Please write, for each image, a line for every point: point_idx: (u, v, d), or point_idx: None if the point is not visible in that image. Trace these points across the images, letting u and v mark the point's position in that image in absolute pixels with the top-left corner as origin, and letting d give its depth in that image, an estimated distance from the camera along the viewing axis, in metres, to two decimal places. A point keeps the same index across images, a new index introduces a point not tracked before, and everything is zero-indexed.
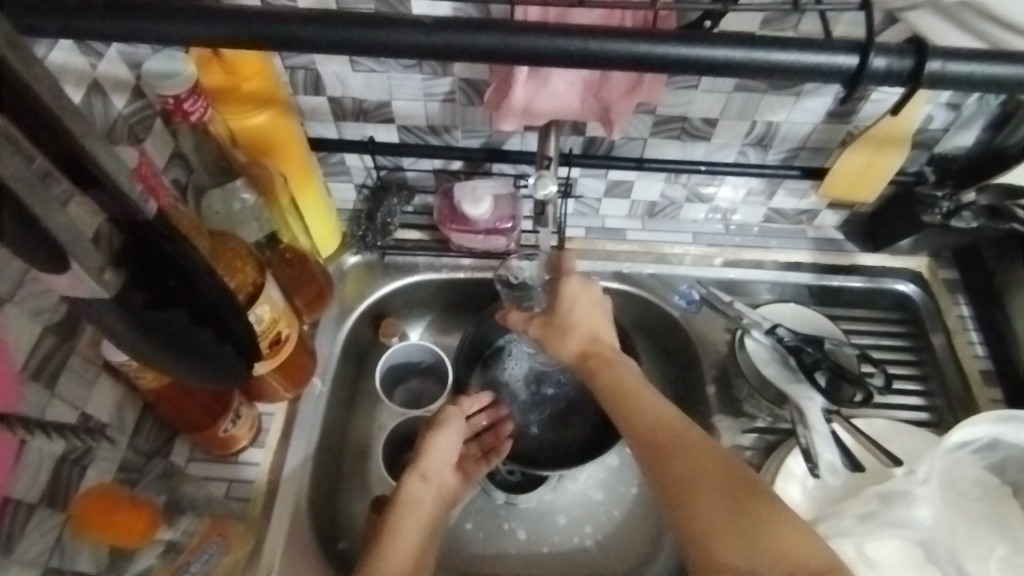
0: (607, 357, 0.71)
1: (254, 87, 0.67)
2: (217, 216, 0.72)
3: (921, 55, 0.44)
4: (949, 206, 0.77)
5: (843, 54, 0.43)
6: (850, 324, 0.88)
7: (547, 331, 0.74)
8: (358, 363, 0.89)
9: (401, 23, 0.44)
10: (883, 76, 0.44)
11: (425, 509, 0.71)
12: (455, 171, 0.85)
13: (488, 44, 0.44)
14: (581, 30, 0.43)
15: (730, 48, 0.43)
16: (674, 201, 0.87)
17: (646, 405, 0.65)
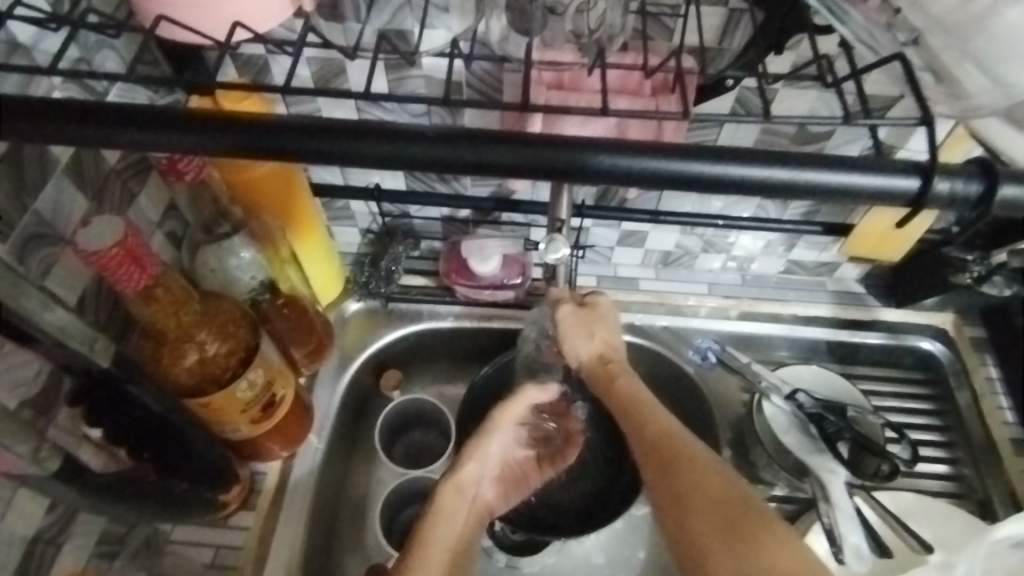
0: (617, 372, 0.67)
1: (267, 171, 0.69)
2: (212, 272, 0.70)
3: (992, 178, 0.42)
4: (980, 270, 0.73)
5: (903, 175, 0.41)
6: (870, 383, 0.84)
7: (575, 327, 0.69)
8: (358, 413, 0.86)
9: (397, 127, 0.42)
10: (947, 199, 0.42)
11: (459, 520, 0.65)
12: (464, 219, 0.82)
13: (501, 160, 0.41)
14: (605, 143, 0.41)
15: (747, 168, 0.41)
16: (689, 250, 0.84)
17: (647, 421, 0.62)
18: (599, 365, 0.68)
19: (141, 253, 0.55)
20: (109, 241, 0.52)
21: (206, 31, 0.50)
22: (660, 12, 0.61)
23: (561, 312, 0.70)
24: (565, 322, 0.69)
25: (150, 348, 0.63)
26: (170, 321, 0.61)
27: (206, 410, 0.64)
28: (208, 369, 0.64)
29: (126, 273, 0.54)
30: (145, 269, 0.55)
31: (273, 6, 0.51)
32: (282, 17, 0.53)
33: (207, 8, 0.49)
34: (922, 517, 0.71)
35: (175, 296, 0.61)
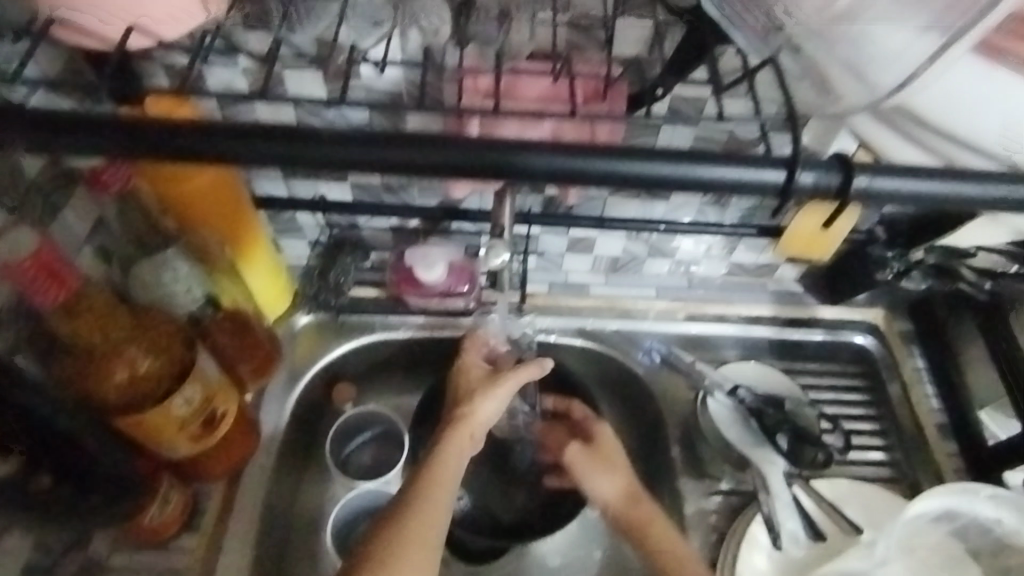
0: (650, 514, 0.71)
1: (201, 185, 0.69)
2: (146, 287, 0.68)
3: (847, 172, 0.47)
4: (900, 267, 0.78)
5: (768, 169, 0.47)
6: (810, 378, 0.87)
7: (588, 463, 0.76)
8: (310, 428, 0.85)
9: (317, 136, 0.46)
10: (812, 190, 0.47)
11: (464, 454, 0.68)
12: (414, 229, 0.83)
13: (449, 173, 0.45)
14: (546, 147, 0.46)
15: (653, 176, 0.45)
16: (637, 255, 0.85)
17: (661, 541, 0.69)
18: (628, 502, 0.73)
19: (59, 266, 0.54)
20: (24, 253, 0.52)
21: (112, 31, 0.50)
22: (592, 25, 0.64)
23: (570, 454, 0.77)
24: (579, 464, 0.76)
25: (73, 367, 0.61)
26: (95, 339, 0.61)
27: (140, 427, 0.63)
28: (140, 386, 0.63)
29: (43, 286, 0.54)
30: (63, 281, 0.54)
31: (185, 10, 0.50)
32: (195, 19, 0.52)
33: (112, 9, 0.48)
34: (854, 500, 0.75)
35: (99, 312, 0.61)
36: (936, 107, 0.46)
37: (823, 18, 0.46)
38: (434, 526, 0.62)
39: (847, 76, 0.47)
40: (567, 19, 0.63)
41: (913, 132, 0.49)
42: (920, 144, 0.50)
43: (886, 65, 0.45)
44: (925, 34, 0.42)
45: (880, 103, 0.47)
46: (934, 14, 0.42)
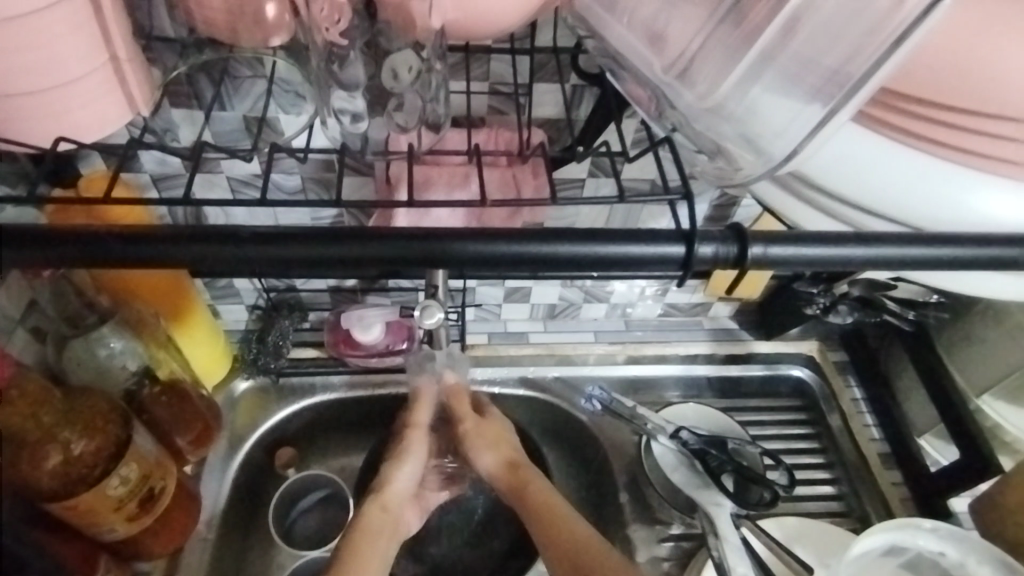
0: (527, 475, 0.67)
1: (154, 283, 0.73)
2: (79, 366, 0.68)
3: (742, 241, 0.46)
4: (826, 301, 0.81)
5: (668, 243, 0.45)
6: (751, 415, 0.88)
7: (477, 434, 0.70)
8: (253, 498, 0.83)
9: (218, 235, 0.44)
10: (712, 261, 0.46)
11: (385, 542, 0.65)
12: (352, 288, 0.84)
13: (347, 253, 0.45)
14: (454, 234, 0.45)
15: (553, 245, 0.45)
16: (573, 301, 0.87)
17: (558, 529, 0.62)
18: (510, 470, 0.68)
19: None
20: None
21: (32, 141, 0.46)
22: (510, 92, 0.66)
23: (462, 426, 0.71)
24: (466, 433, 0.71)
25: (4, 454, 0.59)
26: (26, 423, 0.59)
27: (74, 512, 0.61)
28: (73, 470, 0.61)
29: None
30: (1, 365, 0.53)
31: (110, 113, 0.48)
32: (120, 122, 0.49)
33: (33, 121, 0.45)
34: (805, 539, 0.75)
35: (32, 396, 0.59)
36: (830, 174, 0.44)
37: (710, 97, 0.42)
38: None
39: (741, 148, 0.44)
40: (486, 87, 0.66)
41: (821, 203, 0.47)
42: (816, 206, 0.48)
43: (775, 135, 0.42)
44: (809, 103, 0.40)
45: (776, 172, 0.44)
46: (813, 85, 0.40)
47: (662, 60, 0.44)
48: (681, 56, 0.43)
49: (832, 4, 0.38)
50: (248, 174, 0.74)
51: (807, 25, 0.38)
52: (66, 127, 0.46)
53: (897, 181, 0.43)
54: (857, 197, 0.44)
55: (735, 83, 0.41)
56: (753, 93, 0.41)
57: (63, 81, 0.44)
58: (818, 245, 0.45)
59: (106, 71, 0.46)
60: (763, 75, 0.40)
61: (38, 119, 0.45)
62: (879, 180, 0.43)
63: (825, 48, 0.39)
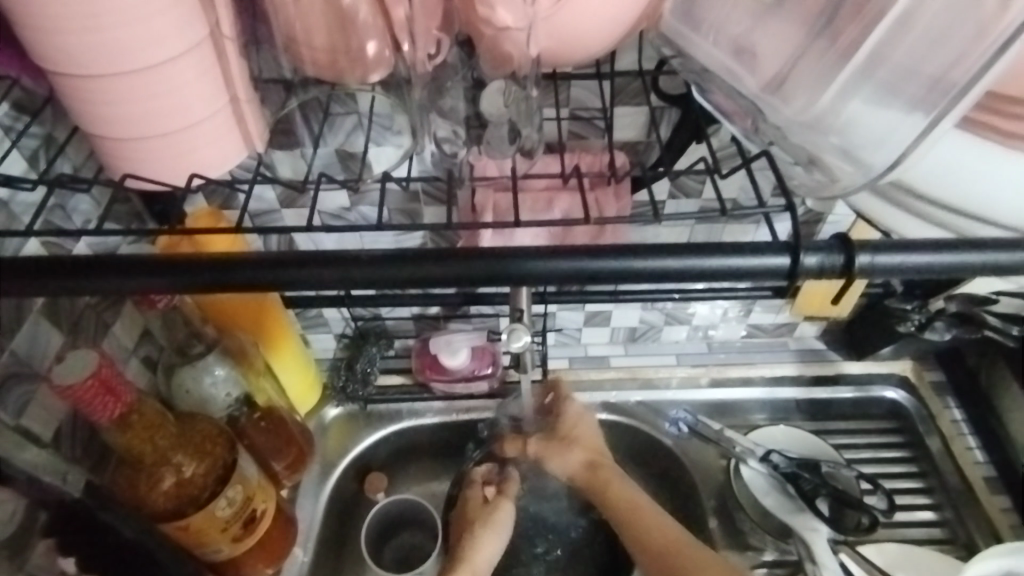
0: (608, 476, 0.72)
1: (248, 312, 0.76)
2: (188, 394, 0.72)
3: (850, 252, 0.45)
4: (921, 318, 0.79)
5: (773, 255, 0.45)
6: (845, 438, 0.86)
7: (546, 450, 0.75)
8: (344, 521, 0.86)
9: (337, 258, 0.46)
10: (816, 272, 0.45)
11: None
12: (434, 315, 0.87)
13: (468, 268, 0.45)
14: (551, 252, 0.45)
15: (661, 258, 0.45)
16: (654, 324, 0.88)
17: (649, 526, 0.68)
18: (589, 470, 0.73)
19: (114, 381, 0.55)
20: (82, 376, 0.52)
21: (166, 180, 0.49)
22: (592, 117, 0.68)
23: (532, 446, 0.76)
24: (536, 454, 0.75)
25: (125, 476, 0.63)
26: (145, 447, 0.61)
27: (187, 532, 0.64)
28: (187, 491, 0.64)
29: (100, 404, 0.54)
30: (119, 396, 0.55)
31: (230, 154, 0.50)
32: (239, 157, 0.51)
33: (165, 160, 0.48)
34: (909, 565, 0.72)
35: (148, 421, 0.61)
36: (933, 182, 0.43)
37: (809, 110, 0.43)
38: None
39: (839, 160, 0.44)
40: (569, 112, 0.69)
41: (918, 208, 0.46)
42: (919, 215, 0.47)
43: (874, 145, 0.42)
44: (911, 112, 0.40)
45: (876, 183, 0.44)
46: (914, 95, 0.40)
47: (758, 77, 0.45)
48: (782, 68, 0.43)
49: (935, 9, 0.37)
50: (339, 207, 0.77)
51: (907, 36, 0.38)
52: (190, 165, 0.49)
53: (1001, 186, 0.41)
54: (969, 205, 0.43)
55: (834, 95, 0.41)
56: (852, 107, 0.42)
57: (190, 122, 0.46)
58: (926, 251, 0.44)
59: (228, 111, 0.48)
60: (863, 89, 0.41)
61: (169, 159, 0.48)
62: (981, 181, 0.41)
63: (925, 57, 0.38)
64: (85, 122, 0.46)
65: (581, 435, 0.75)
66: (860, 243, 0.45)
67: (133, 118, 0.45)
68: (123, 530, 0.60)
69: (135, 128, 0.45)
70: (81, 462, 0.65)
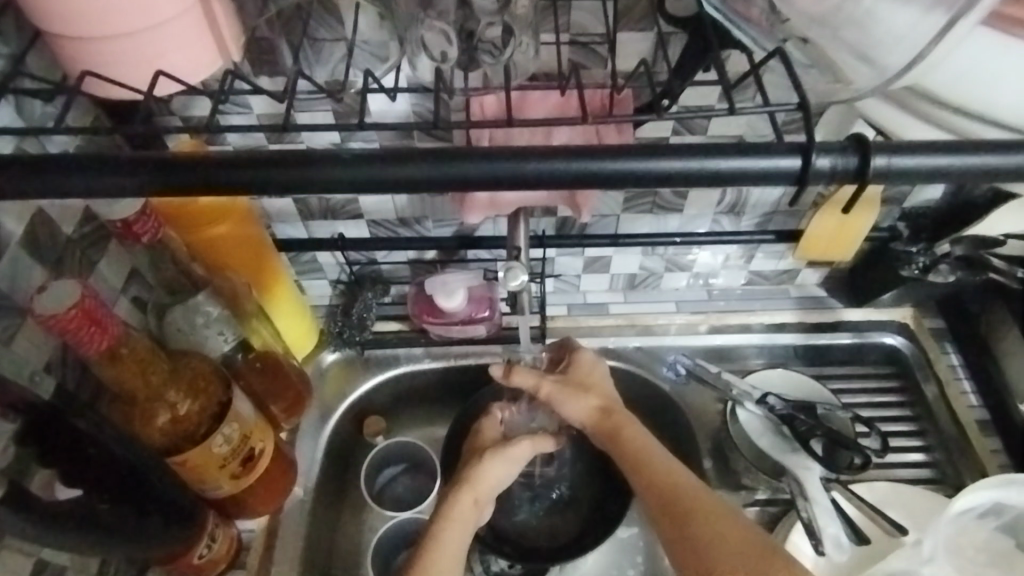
0: (624, 421, 0.71)
1: (226, 228, 0.73)
2: (180, 332, 0.71)
3: (865, 152, 0.44)
4: (926, 261, 0.78)
5: (783, 156, 0.44)
6: (840, 382, 0.87)
7: (560, 392, 0.73)
8: (343, 463, 0.86)
9: (320, 159, 0.45)
10: (829, 174, 0.45)
11: (467, 530, 0.67)
12: (430, 260, 0.86)
13: (469, 171, 0.44)
14: (547, 162, 0.44)
15: (659, 162, 0.44)
16: (654, 271, 0.87)
17: (663, 474, 0.66)
18: (604, 416, 0.72)
19: (99, 313, 0.55)
20: (65, 305, 0.53)
21: (135, 86, 0.48)
22: (592, 43, 0.66)
23: (544, 387, 0.73)
24: (545, 394, 0.73)
25: (120, 412, 0.63)
26: (137, 381, 0.62)
27: (184, 467, 0.65)
28: (183, 427, 0.65)
29: (87, 334, 0.55)
30: (106, 328, 0.56)
31: (202, 60, 0.49)
32: (213, 66, 0.50)
33: (133, 61, 0.46)
34: (896, 502, 0.73)
35: (140, 357, 0.61)
36: (952, 83, 0.41)
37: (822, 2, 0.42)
38: (446, 561, 0.65)
39: (853, 60, 0.44)
40: (569, 37, 0.66)
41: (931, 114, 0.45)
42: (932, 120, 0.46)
43: (891, 44, 0.41)
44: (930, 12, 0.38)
45: (890, 84, 0.43)
46: None
47: None
48: None
49: None
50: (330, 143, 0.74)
51: None
52: (159, 66, 0.47)
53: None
54: (987, 109, 0.42)
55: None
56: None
57: (156, 20, 0.45)
58: (941, 153, 0.43)
59: (198, 13, 0.47)
60: None
61: (137, 60, 0.46)
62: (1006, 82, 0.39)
63: None
64: (45, 19, 0.44)
65: (594, 381, 0.74)
66: (878, 145, 0.44)
67: (97, 11, 0.43)
68: (116, 451, 0.59)
69: (100, 22, 0.44)
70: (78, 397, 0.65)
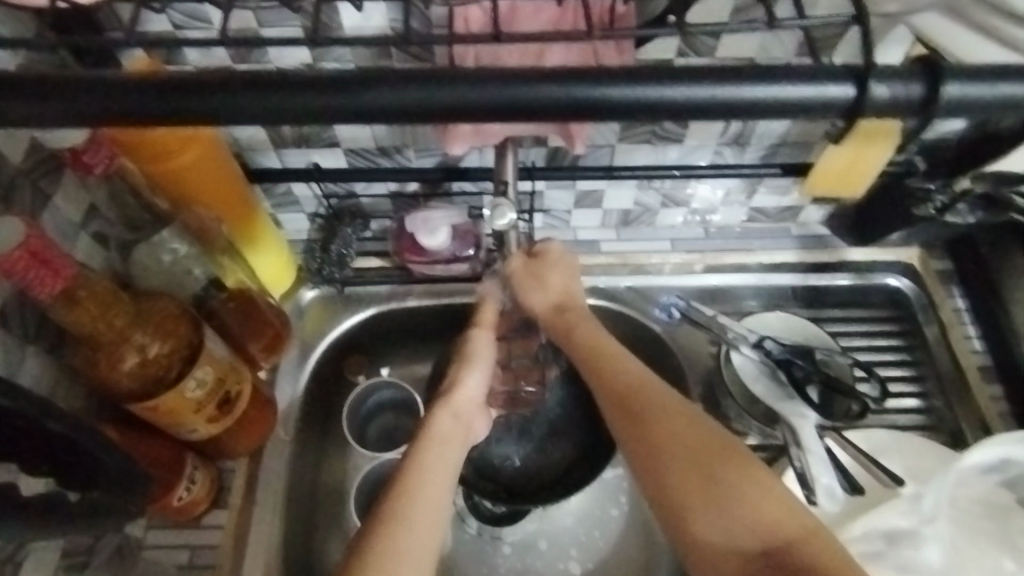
0: (576, 317, 0.68)
1: (191, 157, 0.66)
2: (146, 270, 0.70)
3: (934, 80, 0.43)
4: (943, 199, 0.72)
5: (833, 83, 0.42)
6: (839, 325, 0.82)
7: (524, 278, 0.69)
8: (327, 401, 0.85)
9: (313, 86, 0.42)
10: (887, 103, 0.43)
11: (451, 445, 0.63)
12: (413, 193, 0.81)
13: (479, 96, 0.42)
14: None
15: (675, 89, 0.42)
16: (649, 207, 0.82)
17: (611, 364, 0.64)
18: (557, 311, 0.69)
19: (49, 254, 0.51)
20: (10, 245, 0.49)
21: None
22: None
23: (512, 268, 0.70)
24: (511, 276, 0.70)
25: (85, 356, 0.60)
26: (98, 324, 0.58)
27: (156, 412, 0.62)
28: (150, 371, 0.61)
29: (37, 277, 0.51)
30: (58, 270, 0.52)
31: None
32: None
33: None
34: (893, 451, 0.71)
35: (100, 299, 0.58)
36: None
37: None
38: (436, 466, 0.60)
39: None
40: None
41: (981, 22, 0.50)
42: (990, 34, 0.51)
43: None
44: None
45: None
46: None
47: None
48: None
49: None
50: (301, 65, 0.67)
51: None
52: None
53: None
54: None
55: None
56: None
57: None
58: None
59: None
60: None
61: None
62: None
63: None
64: None
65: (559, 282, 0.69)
66: (952, 72, 0.42)
67: None
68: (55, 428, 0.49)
69: None
70: (39, 340, 0.62)
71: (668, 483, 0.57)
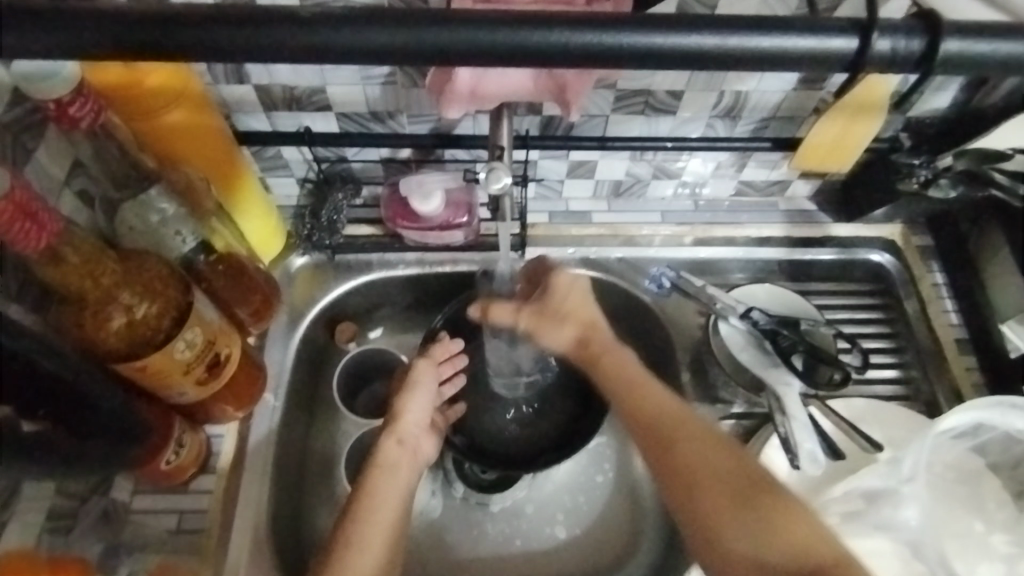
0: (602, 348, 0.69)
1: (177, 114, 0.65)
2: (132, 231, 0.65)
3: (935, 34, 0.44)
4: (927, 174, 0.74)
5: (837, 36, 0.43)
6: (822, 299, 0.85)
7: (540, 324, 0.70)
8: (316, 366, 0.84)
9: (313, 21, 0.41)
10: (890, 57, 0.44)
11: (400, 475, 0.68)
12: (405, 159, 0.80)
13: (485, 43, 0.42)
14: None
15: (685, 45, 0.42)
16: (640, 179, 0.82)
17: (651, 404, 0.65)
18: (580, 345, 0.70)
19: (34, 208, 0.50)
20: None
21: None
22: None
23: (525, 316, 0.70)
24: (527, 327, 0.70)
25: (70, 315, 0.59)
26: (84, 282, 0.58)
27: (144, 373, 0.61)
28: (138, 332, 0.60)
29: (21, 231, 0.49)
30: (42, 225, 0.50)
31: None
32: None
33: None
34: (872, 420, 0.74)
35: (86, 257, 0.57)
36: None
37: None
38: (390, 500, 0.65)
39: None
40: None
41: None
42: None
43: None
44: None
45: None
46: None
47: None
48: None
49: None
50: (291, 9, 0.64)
51: None
52: None
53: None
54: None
55: None
56: None
57: None
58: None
59: None
60: None
61: None
62: None
63: None
64: None
65: (571, 307, 0.70)
66: (951, 28, 0.44)
67: None
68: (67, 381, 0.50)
69: None
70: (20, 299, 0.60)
71: (718, 539, 0.58)
